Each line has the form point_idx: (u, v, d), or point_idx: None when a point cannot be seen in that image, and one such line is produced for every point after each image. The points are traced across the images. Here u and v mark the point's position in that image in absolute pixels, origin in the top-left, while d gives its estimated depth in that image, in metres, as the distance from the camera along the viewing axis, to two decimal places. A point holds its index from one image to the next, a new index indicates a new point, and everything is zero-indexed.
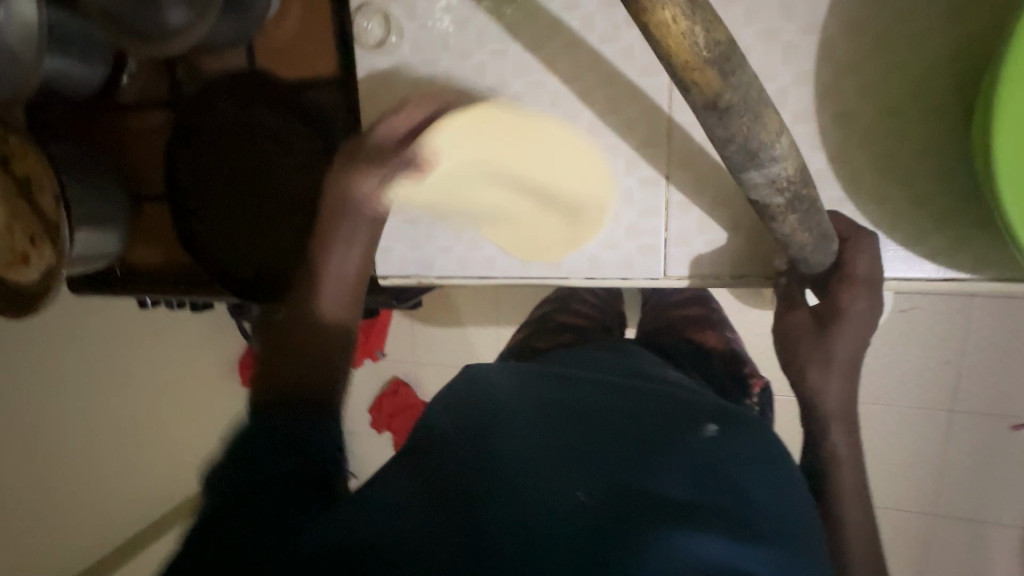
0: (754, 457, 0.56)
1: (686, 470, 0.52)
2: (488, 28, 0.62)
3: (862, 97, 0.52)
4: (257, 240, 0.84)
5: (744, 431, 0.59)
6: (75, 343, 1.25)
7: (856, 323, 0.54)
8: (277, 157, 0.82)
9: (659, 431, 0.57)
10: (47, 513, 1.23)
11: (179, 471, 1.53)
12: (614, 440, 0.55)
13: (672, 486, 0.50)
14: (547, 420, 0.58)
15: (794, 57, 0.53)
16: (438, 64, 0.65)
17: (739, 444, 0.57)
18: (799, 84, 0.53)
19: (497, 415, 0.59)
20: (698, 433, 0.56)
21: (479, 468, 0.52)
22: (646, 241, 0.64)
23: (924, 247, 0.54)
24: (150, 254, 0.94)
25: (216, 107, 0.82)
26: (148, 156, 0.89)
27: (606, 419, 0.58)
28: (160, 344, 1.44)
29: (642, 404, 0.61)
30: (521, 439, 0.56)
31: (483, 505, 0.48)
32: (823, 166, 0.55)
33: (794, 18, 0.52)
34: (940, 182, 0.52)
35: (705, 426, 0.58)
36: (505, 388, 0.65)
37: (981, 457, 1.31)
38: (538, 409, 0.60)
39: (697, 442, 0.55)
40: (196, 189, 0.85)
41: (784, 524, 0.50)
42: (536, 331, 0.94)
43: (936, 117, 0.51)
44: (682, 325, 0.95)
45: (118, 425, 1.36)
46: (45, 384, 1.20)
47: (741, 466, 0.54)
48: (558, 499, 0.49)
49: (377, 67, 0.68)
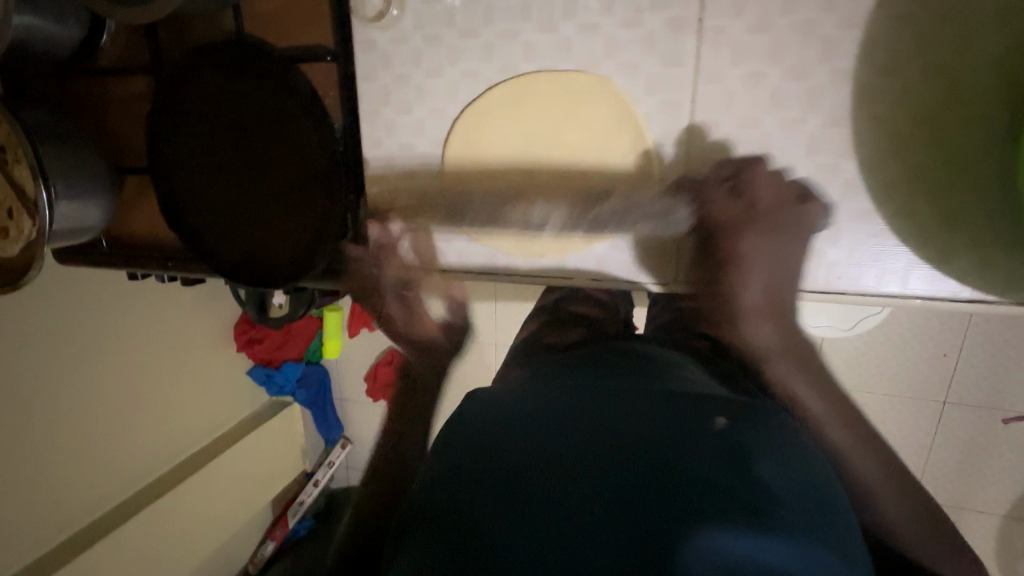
0: (778, 438, 0.48)
1: (705, 467, 0.44)
2: (497, 5, 0.57)
3: (902, 100, 0.48)
4: (250, 219, 0.80)
5: (761, 415, 0.50)
6: (63, 308, 1.22)
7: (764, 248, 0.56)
8: (267, 132, 0.76)
9: (674, 421, 0.49)
10: (44, 477, 1.24)
11: (176, 436, 1.54)
12: (625, 436, 0.47)
13: (693, 477, 0.43)
14: (554, 417, 0.50)
15: (833, 54, 0.48)
16: (441, 42, 0.61)
17: (758, 432, 0.48)
18: (836, 84, 0.49)
19: (488, 422, 0.52)
20: (710, 425, 0.48)
21: (480, 486, 0.45)
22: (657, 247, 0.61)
23: (953, 266, 0.51)
24: (136, 226, 0.90)
25: (199, 72, 0.76)
26: (129, 122, 0.84)
27: (606, 420, 0.50)
28: (150, 311, 1.43)
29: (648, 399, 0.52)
30: (510, 447, 0.48)
31: (488, 533, 0.41)
32: (854, 176, 0.51)
33: (834, 12, 0.47)
34: (978, 195, 0.49)
35: (715, 416, 0.49)
36: (509, 393, 0.57)
37: (969, 447, 1.32)
38: (534, 411, 0.52)
39: (710, 434, 0.47)
40: (184, 162, 0.81)
41: (817, 517, 0.42)
42: (546, 325, 0.88)
43: (975, 128, 0.47)
44: None
45: (110, 391, 1.36)
46: (36, 350, 1.18)
47: (766, 451, 0.46)
48: (570, 513, 0.42)
49: (374, 41, 0.64)
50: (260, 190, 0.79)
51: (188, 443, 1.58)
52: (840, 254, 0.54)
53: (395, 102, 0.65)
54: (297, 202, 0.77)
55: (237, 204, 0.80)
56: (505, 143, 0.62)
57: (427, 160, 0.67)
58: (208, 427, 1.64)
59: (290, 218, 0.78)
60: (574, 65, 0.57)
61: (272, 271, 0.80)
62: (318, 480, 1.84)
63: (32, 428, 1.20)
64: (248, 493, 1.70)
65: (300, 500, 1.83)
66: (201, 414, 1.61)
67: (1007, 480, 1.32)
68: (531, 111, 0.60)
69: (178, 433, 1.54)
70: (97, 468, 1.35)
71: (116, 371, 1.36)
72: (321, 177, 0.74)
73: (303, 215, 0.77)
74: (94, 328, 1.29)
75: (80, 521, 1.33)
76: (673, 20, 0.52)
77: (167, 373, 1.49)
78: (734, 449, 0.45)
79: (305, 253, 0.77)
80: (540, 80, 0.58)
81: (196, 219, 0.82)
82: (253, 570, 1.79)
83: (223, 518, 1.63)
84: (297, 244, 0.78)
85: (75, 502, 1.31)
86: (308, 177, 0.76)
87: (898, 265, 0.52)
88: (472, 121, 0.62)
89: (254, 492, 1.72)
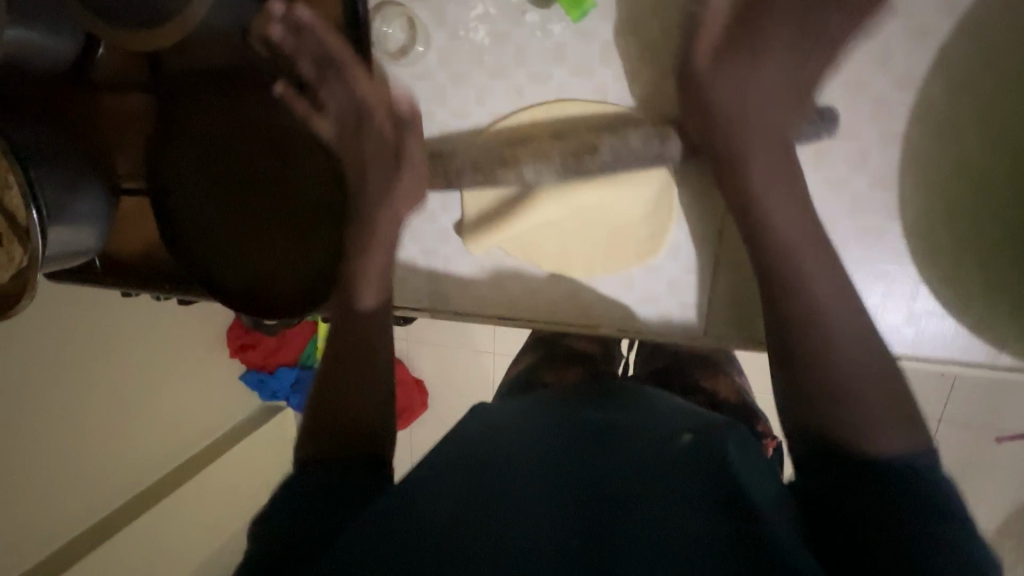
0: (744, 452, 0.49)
1: (676, 487, 0.44)
2: (529, 46, 0.56)
3: (945, 168, 0.48)
4: (258, 247, 0.77)
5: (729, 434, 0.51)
6: (55, 315, 1.18)
7: (781, 209, 0.48)
8: (275, 157, 0.74)
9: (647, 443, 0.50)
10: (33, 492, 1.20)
11: (168, 446, 1.50)
12: (592, 453, 0.49)
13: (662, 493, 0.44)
14: (528, 434, 0.53)
15: (879, 116, 0.48)
16: (469, 80, 0.59)
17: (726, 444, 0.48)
18: (880, 146, 0.49)
19: (463, 438, 0.54)
20: (676, 442, 0.49)
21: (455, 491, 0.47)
22: (689, 298, 0.61)
23: (995, 333, 0.50)
24: (133, 247, 0.86)
25: (207, 95, 0.73)
26: (128, 141, 0.81)
27: (575, 442, 0.51)
28: (145, 319, 1.39)
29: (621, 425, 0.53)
30: (481, 458, 0.50)
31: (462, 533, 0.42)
32: (898, 241, 0.51)
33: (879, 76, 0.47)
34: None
35: (682, 433, 0.50)
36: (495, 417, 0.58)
37: (962, 465, 1.33)
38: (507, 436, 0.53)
39: (674, 453, 0.48)
40: (184, 185, 0.77)
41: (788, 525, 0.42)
42: (544, 360, 0.81)
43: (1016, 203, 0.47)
44: (692, 362, 0.82)
45: (101, 401, 1.31)
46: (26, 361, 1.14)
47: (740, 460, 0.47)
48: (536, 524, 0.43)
49: (397, 77, 0.61)
50: (267, 218, 0.76)
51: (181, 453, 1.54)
52: (878, 321, 0.53)
53: None
54: (307, 232, 0.75)
55: (241, 231, 0.77)
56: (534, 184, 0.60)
57: (449, 200, 0.65)
58: (201, 434, 1.59)
59: (300, 249, 0.76)
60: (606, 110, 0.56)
61: (277, 300, 0.77)
62: None
63: (19, 438, 1.15)
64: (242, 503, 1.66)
65: None
66: (194, 423, 1.57)
67: (997, 497, 1.33)
68: None
69: (172, 440, 1.50)
70: (87, 481, 1.31)
71: (107, 380, 1.32)
72: (336, 207, 0.73)
73: (312, 245, 0.75)
74: (86, 338, 1.25)
75: (69, 532, 1.29)
76: None
77: (160, 382, 1.45)
78: (707, 461, 0.46)
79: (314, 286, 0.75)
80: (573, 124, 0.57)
81: (197, 244, 0.78)
82: None
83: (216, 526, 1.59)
84: (305, 276, 0.75)
85: (64, 517, 1.27)
86: (321, 207, 0.74)
87: (936, 332, 0.52)
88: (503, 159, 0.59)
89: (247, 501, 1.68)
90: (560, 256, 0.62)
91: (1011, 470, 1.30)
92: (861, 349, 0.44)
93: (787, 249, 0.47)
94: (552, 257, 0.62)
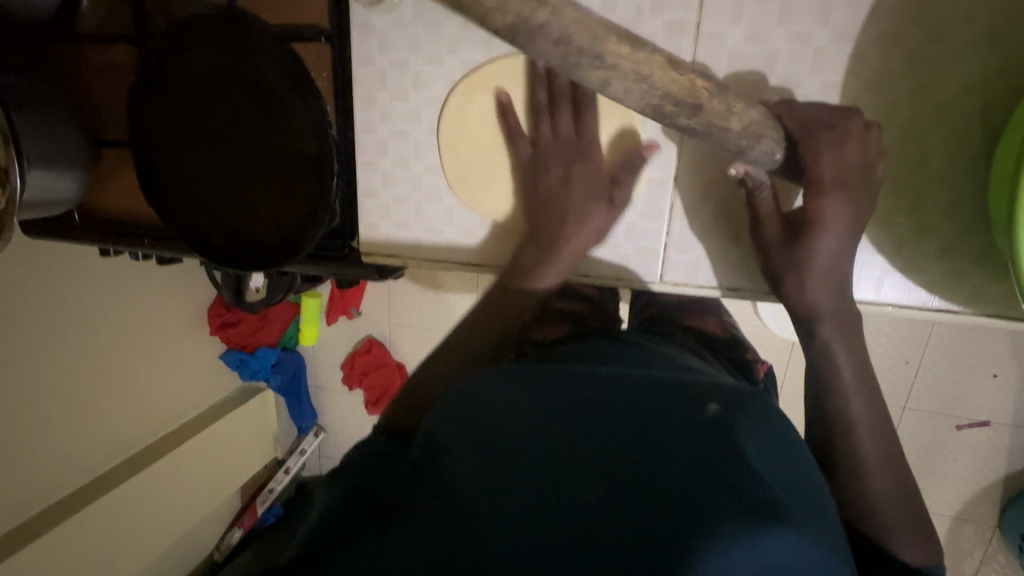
0: (772, 426, 0.48)
1: (702, 453, 0.43)
2: None
3: (887, 115, 0.52)
4: (237, 201, 0.78)
5: (750, 404, 0.50)
6: (30, 277, 1.15)
7: (832, 319, 0.55)
8: (253, 107, 0.74)
9: (669, 410, 0.48)
10: (16, 454, 1.19)
11: (148, 418, 1.49)
12: (614, 417, 0.47)
13: (688, 462, 0.42)
14: (540, 390, 0.52)
15: (824, 66, 0.52)
16: (443, 30, 0.64)
17: (753, 420, 0.47)
18: (821, 97, 0.53)
19: (479, 413, 0.50)
20: (700, 414, 0.47)
21: (476, 454, 0.45)
22: (645, 243, 0.64)
23: (924, 276, 0.55)
24: (114, 201, 0.88)
25: (186, 47, 0.74)
26: (111, 93, 0.82)
27: (596, 401, 0.49)
28: (130, 288, 1.39)
29: (641, 387, 0.51)
30: (510, 441, 0.46)
31: (489, 509, 0.41)
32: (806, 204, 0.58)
33: (827, 26, 0.51)
34: (952, 210, 0.53)
35: (707, 403, 0.48)
36: (500, 375, 0.57)
37: (924, 451, 1.37)
38: (531, 411, 0.49)
39: (701, 425, 0.45)
40: (166, 139, 0.79)
41: (804, 505, 0.42)
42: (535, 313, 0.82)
43: (937, 154, 0.52)
44: (679, 308, 0.84)
45: (84, 367, 1.30)
46: (17, 319, 1.14)
47: (761, 441, 0.45)
48: (563, 489, 0.42)
49: (373, 25, 0.67)
50: (246, 172, 0.77)
51: (160, 425, 1.53)
52: None
53: (391, 86, 0.68)
54: (284, 185, 0.75)
55: (219, 185, 0.78)
56: (500, 124, 0.65)
57: (420, 148, 0.70)
58: (176, 413, 1.58)
59: (275, 203, 0.76)
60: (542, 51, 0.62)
61: (255, 252, 0.78)
62: (289, 468, 1.80)
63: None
64: (217, 478, 1.66)
65: (270, 487, 1.79)
66: (175, 396, 1.57)
67: (958, 484, 1.37)
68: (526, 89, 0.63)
69: (146, 415, 1.48)
70: (67, 447, 1.30)
71: (91, 347, 1.31)
72: (312, 160, 0.73)
73: (290, 200, 0.75)
74: (74, 301, 1.25)
75: (46, 499, 1.27)
76: (671, 23, 0.55)
77: (141, 353, 1.45)
78: (728, 436, 0.44)
79: (290, 239, 0.76)
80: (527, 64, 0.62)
81: (179, 198, 0.79)
82: (219, 554, 1.75)
83: (188, 503, 1.58)
84: (283, 229, 0.76)
85: (44, 482, 1.26)
86: (296, 160, 0.74)
87: (872, 274, 0.56)
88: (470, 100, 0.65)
89: (223, 477, 1.68)
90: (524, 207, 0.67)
91: (972, 458, 1.34)
92: (887, 471, 0.52)
93: (845, 395, 0.54)
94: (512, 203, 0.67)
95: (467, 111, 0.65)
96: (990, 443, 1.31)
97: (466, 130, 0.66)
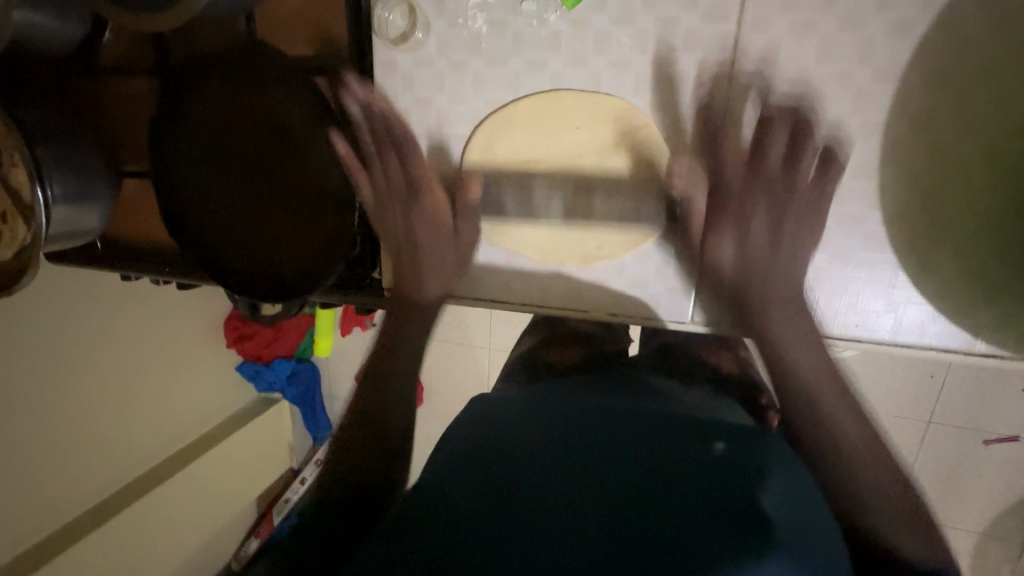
0: (773, 457, 0.53)
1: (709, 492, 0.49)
2: (527, 34, 0.59)
3: (926, 157, 0.52)
4: (259, 232, 0.77)
5: (753, 441, 0.55)
6: (54, 295, 1.17)
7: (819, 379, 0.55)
8: (276, 140, 0.74)
9: (678, 449, 0.53)
10: (42, 470, 1.21)
11: (169, 431, 1.50)
12: (628, 454, 0.53)
13: (693, 500, 0.49)
14: (556, 421, 0.58)
15: (865, 107, 0.52)
16: (466, 68, 0.63)
17: (754, 455, 0.53)
18: (863, 138, 0.53)
19: (503, 443, 0.55)
20: (706, 448, 0.54)
21: (507, 483, 0.51)
22: (674, 283, 0.63)
23: (967, 317, 0.54)
24: (134, 230, 0.88)
25: (209, 80, 0.74)
26: (132, 123, 0.82)
27: (610, 435, 0.55)
28: (152, 303, 1.41)
29: (650, 421, 0.57)
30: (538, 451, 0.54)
31: (522, 538, 0.47)
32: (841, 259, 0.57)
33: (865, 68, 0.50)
34: (992, 249, 0.52)
35: (713, 441, 0.54)
36: (520, 405, 0.63)
37: (951, 466, 1.33)
38: (559, 430, 0.57)
39: (709, 461, 0.52)
40: (186, 171, 0.78)
41: (799, 532, 0.46)
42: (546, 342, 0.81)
43: (984, 197, 0.51)
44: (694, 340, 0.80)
45: (107, 383, 1.32)
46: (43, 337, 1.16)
47: (765, 475, 0.50)
48: (585, 518, 0.48)
49: (397, 62, 0.66)
50: (268, 204, 0.77)
51: (181, 437, 1.54)
52: (854, 300, 0.58)
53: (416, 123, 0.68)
54: (306, 218, 0.75)
55: (241, 215, 0.78)
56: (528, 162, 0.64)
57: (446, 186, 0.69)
58: (194, 426, 1.58)
59: (298, 235, 0.76)
60: (564, 93, 0.60)
61: (276, 283, 0.78)
62: (305, 478, 1.80)
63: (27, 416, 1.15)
64: (237, 491, 1.67)
65: (286, 497, 1.79)
66: (194, 409, 1.58)
67: (987, 500, 1.33)
68: (556, 127, 0.61)
69: (167, 428, 1.50)
70: (91, 463, 1.31)
71: (114, 362, 1.33)
72: (336, 194, 0.72)
73: (312, 232, 0.75)
74: (98, 318, 1.27)
75: (72, 514, 1.29)
76: (703, 62, 0.55)
77: (162, 368, 1.46)
78: (733, 474, 0.50)
79: (313, 271, 0.75)
80: (557, 101, 0.60)
81: (200, 228, 0.79)
82: (238, 564, 1.76)
83: (207, 515, 1.58)
84: (305, 261, 0.76)
85: (70, 497, 1.28)
86: (318, 193, 0.74)
87: (916, 318, 0.56)
88: (498, 140, 0.64)
89: (242, 489, 1.68)
90: (550, 243, 0.66)
91: (1001, 474, 1.30)
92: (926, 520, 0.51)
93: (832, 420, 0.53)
94: (541, 244, 0.66)
95: (494, 150, 0.64)
96: (1020, 459, 1.27)
97: (495, 171, 0.65)
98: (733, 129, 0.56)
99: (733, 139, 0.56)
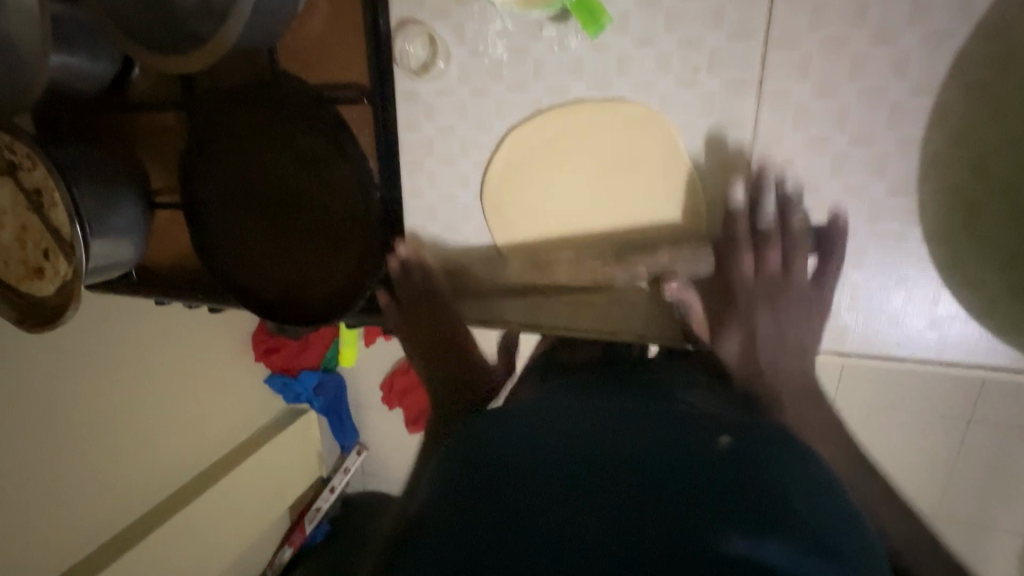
0: (808, 473, 0.41)
1: (730, 497, 0.37)
2: (547, 59, 0.61)
3: (950, 168, 0.52)
4: (285, 256, 0.79)
5: (775, 447, 0.42)
6: (97, 312, 1.22)
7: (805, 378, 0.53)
8: (299, 168, 0.76)
9: (687, 462, 0.40)
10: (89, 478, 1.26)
11: (206, 441, 1.53)
12: (633, 487, 0.39)
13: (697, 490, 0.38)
14: (538, 430, 0.44)
15: (900, 120, 0.52)
16: (489, 94, 0.65)
17: (768, 450, 0.41)
18: (898, 152, 0.53)
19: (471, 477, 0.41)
20: (712, 445, 0.41)
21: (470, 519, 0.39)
22: None
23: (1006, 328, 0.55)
24: (169, 257, 0.90)
25: (234, 112, 0.75)
26: (162, 155, 0.84)
27: (605, 438, 0.42)
28: (190, 319, 1.45)
29: (650, 416, 0.45)
30: (521, 498, 0.39)
31: None
32: (883, 261, 0.57)
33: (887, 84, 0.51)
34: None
35: (719, 433, 0.43)
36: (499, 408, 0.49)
37: None
38: (542, 431, 0.44)
39: (716, 459, 0.40)
40: (210, 197, 0.80)
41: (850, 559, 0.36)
42: None
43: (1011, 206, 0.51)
44: None
45: (145, 395, 1.35)
46: (87, 350, 1.21)
47: (796, 487, 0.39)
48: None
49: (420, 92, 0.67)
50: (292, 228, 0.78)
51: (218, 448, 1.57)
52: (894, 307, 0.58)
53: (438, 151, 0.69)
54: (331, 242, 0.76)
55: (266, 240, 0.79)
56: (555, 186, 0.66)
57: (467, 212, 0.71)
58: (230, 437, 1.61)
59: (324, 260, 0.77)
60: (588, 118, 0.62)
61: (306, 306, 0.79)
62: (334, 486, 1.77)
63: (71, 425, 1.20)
64: (274, 501, 1.68)
65: (317, 506, 1.77)
66: (231, 420, 1.61)
67: None
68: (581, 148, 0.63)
69: (205, 440, 1.53)
70: (133, 473, 1.35)
71: (152, 375, 1.36)
72: (361, 219, 0.74)
73: (338, 256, 0.76)
74: (138, 332, 1.32)
75: (117, 521, 1.33)
76: (729, 82, 0.56)
77: (198, 381, 1.49)
78: (754, 475, 0.39)
79: (341, 294, 0.76)
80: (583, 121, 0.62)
81: (227, 253, 0.80)
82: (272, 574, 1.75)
83: (245, 525, 1.59)
84: (332, 284, 0.77)
85: (113, 505, 1.31)
86: (342, 217, 0.75)
87: (960, 334, 0.57)
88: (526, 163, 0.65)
89: (280, 498, 1.70)
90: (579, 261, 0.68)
91: None
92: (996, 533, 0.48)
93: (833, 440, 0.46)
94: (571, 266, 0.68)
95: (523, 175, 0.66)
96: None
97: (524, 196, 0.67)
98: (762, 146, 0.57)
99: (763, 156, 0.57)
